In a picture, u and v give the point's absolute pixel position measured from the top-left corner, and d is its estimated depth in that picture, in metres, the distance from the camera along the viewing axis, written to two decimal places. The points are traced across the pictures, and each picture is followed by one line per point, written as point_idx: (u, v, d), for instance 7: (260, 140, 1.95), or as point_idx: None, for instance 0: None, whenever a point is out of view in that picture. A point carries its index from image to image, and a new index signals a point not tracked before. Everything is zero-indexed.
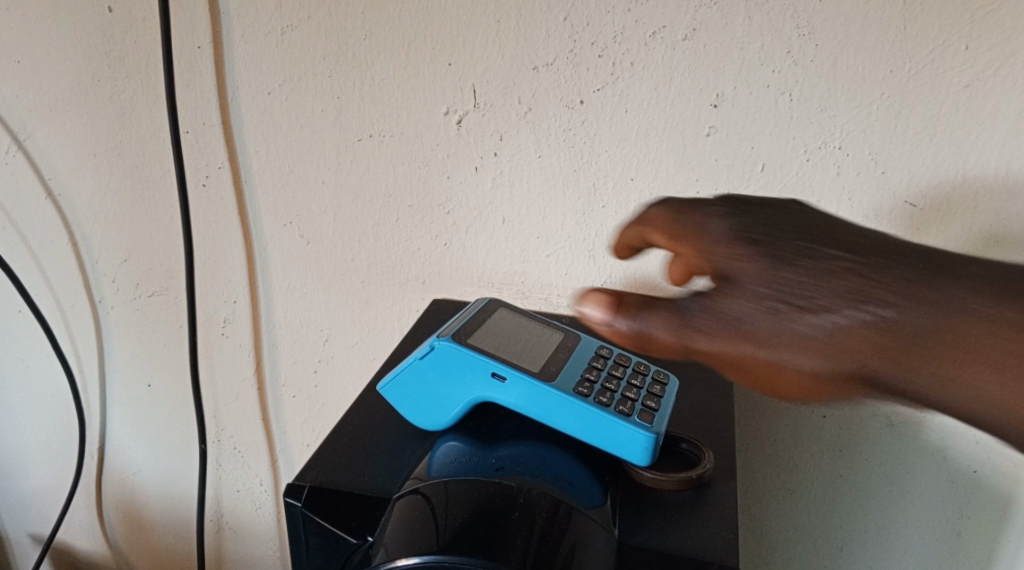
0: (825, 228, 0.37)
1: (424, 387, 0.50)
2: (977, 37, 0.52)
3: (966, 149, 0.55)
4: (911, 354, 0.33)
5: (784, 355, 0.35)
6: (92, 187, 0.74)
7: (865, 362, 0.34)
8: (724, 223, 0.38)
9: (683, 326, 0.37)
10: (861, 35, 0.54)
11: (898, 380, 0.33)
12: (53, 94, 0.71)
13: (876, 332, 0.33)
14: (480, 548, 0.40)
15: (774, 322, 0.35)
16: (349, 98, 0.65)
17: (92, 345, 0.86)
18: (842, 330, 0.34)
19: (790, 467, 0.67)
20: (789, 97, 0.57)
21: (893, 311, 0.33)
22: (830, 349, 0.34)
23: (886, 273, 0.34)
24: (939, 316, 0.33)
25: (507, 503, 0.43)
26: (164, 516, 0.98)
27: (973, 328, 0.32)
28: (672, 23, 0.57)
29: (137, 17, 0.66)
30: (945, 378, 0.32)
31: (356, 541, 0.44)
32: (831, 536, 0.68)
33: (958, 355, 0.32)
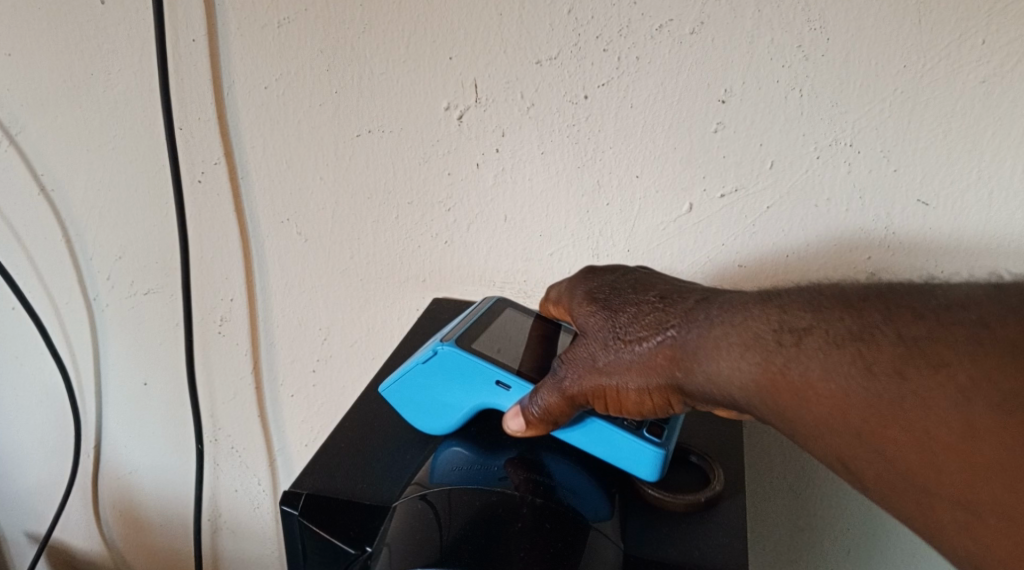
0: (651, 283, 0.50)
1: (426, 393, 0.49)
2: (995, 31, 0.51)
3: (982, 146, 0.54)
4: (698, 364, 0.43)
5: (618, 379, 0.45)
6: (86, 183, 0.73)
7: (671, 376, 0.44)
8: (586, 289, 0.51)
9: (545, 377, 0.47)
10: (875, 28, 0.52)
11: (697, 387, 0.44)
12: (44, 88, 0.69)
13: (674, 348, 0.44)
14: (481, 559, 0.39)
15: (609, 354, 0.46)
16: (348, 92, 0.63)
17: (87, 342, 0.84)
18: (653, 352, 0.45)
19: (799, 492, 0.66)
20: (800, 93, 0.55)
21: (680, 332, 0.44)
22: (647, 368, 0.45)
23: (674, 309, 0.46)
24: (707, 329, 0.44)
25: (510, 513, 0.42)
26: (162, 513, 0.98)
27: (723, 335, 0.43)
28: (679, 16, 0.55)
29: (130, 9, 0.64)
30: (716, 377, 0.43)
31: (354, 551, 0.43)
32: (843, 564, 0.68)
33: (712, 357, 0.43)
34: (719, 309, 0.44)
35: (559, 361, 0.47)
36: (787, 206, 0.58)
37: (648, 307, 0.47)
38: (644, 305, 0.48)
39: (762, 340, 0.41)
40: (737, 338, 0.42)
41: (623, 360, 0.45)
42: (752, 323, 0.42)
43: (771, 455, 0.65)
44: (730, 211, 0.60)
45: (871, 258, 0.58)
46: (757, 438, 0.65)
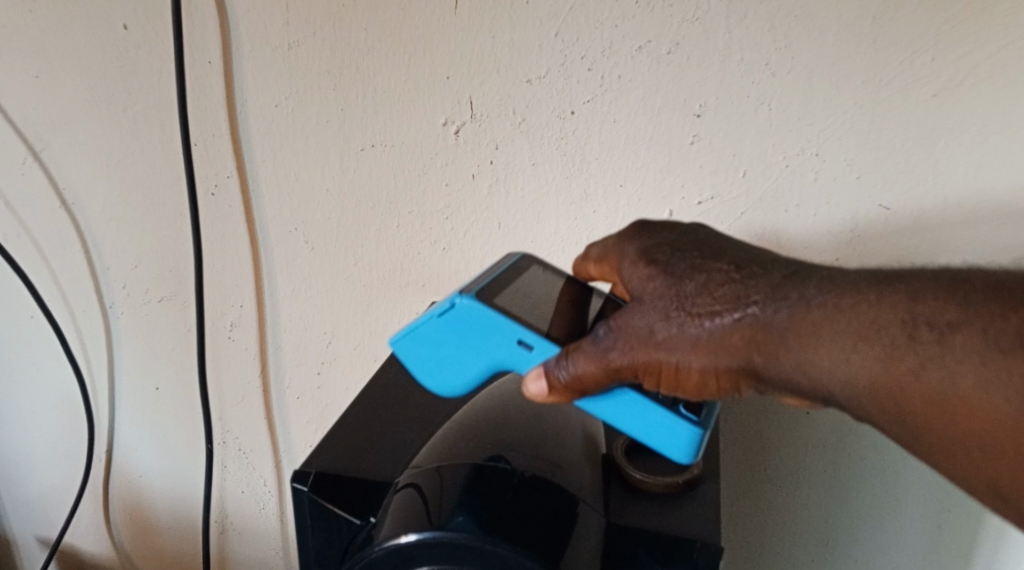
0: (714, 245, 0.49)
1: (442, 348, 0.48)
2: (943, 50, 0.56)
3: (936, 155, 0.58)
4: (779, 348, 0.44)
5: (679, 356, 0.45)
6: (105, 196, 0.77)
7: (746, 357, 0.44)
8: (643, 250, 0.50)
9: (587, 340, 0.46)
10: (835, 47, 0.57)
11: (771, 371, 0.44)
12: (67, 107, 0.73)
13: (753, 329, 0.44)
14: (477, 524, 0.42)
15: (671, 328, 0.45)
16: (353, 109, 0.68)
17: (102, 348, 0.88)
18: (727, 331, 0.44)
19: (776, 481, 0.72)
20: (768, 107, 0.60)
21: (763, 312, 0.44)
22: (717, 347, 0.45)
23: (754, 284, 0.45)
24: (795, 313, 0.44)
25: (502, 484, 0.44)
26: (171, 515, 1.02)
27: (827, 322, 0.43)
28: (657, 38, 0.60)
29: (150, 33, 0.68)
30: (808, 363, 0.43)
31: (359, 522, 0.46)
32: (818, 544, 0.74)
33: (810, 342, 0.43)
34: (814, 291, 0.44)
35: (613, 326, 0.46)
36: (760, 211, 0.63)
37: (719, 277, 0.46)
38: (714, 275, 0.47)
39: (884, 332, 0.42)
40: (843, 327, 0.43)
41: (687, 333, 0.45)
42: (868, 308, 0.43)
43: (749, 447, 0.71)
44: (707, 216, 0.64)
45: (837, 260, 0.63)
46: (737, 432, 0.70)
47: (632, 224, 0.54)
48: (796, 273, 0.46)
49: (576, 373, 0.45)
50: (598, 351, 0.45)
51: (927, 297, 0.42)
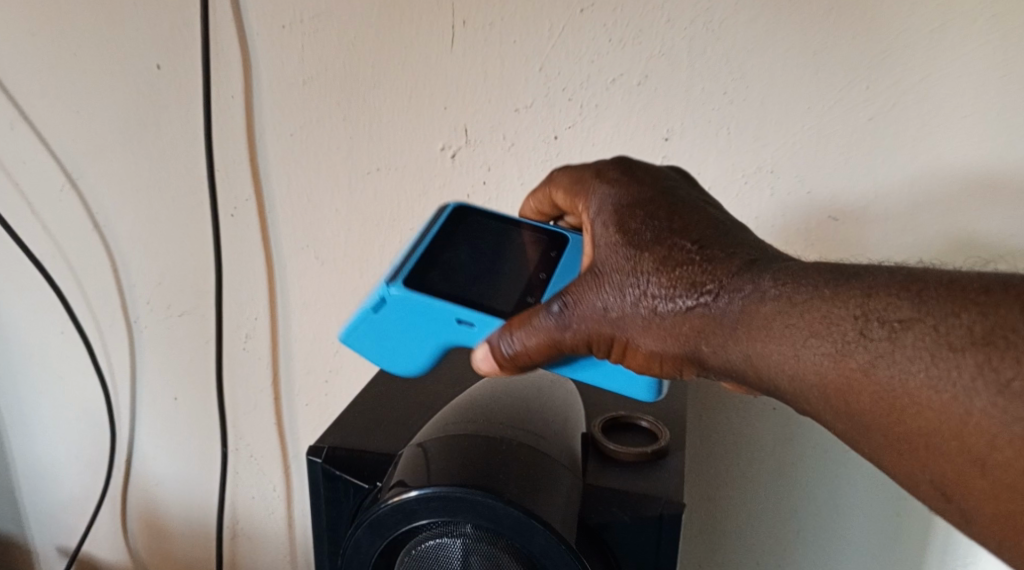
0: (690, 218, 0.50)
1: (387, 336, 0.52)
2: (877, 79, 0.64)
3: (876, 171, 0.66)
4: (724, 341, 0.45)
5: (630, 335, 0.48)
6: (134, 218, 0.85)
7: (691, 343, 0.46)
8: (617, 216, 0.51)
9: (546, 312, 0.48)
10: (784, 77, 0.65)
11: (713, 361, 0.46)
12: (103, 139, 0.81)
13: (703, 320, 0.46)
14: (470, 480, 0.45)
15: (626, 310, 0.47)
16: (360, 136, 0.76)
17: (126, 360, 0.95)
18: (677, 316, 0.46)
19: (750, 472, 0.80)
20: (727, 130, 0.68)
21: (716, 302, 0.45)
22: (667, 333, 0.47)
23: (713, 268, 0.46)
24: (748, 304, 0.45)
25: (492, 448, 0.48)
26: (184, 522, 1.08)
27: (777, 316, 0.43)
28: (629, 71, 0.68)
29: (180, 72, 0.76)
30: (758, 358, 0.44)
31: (367, 486, 0.52)
32: (792, 531, 0.82)
33: (758, 335, 0.44)
34: (777, 282, 0.44)
35: (564, 303, 0.48)
36: None
37: (683, 260, 0.47)
38: (679, 256, 0.47)
39: (835, 329, 0.41)
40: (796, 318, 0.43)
41: (637, 315, 0.47)
42: (825, 306, 0.42)
43: (723, 439, 0.80)
44: None
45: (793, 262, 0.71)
46: (712, 427, 0.79)
47: (618, 172, 0.55)
48: (763, 262, 0.46)
49: (526, 346, 0.48)
50: (549, 327, 0.48)
51: (882, 291, 0.41)
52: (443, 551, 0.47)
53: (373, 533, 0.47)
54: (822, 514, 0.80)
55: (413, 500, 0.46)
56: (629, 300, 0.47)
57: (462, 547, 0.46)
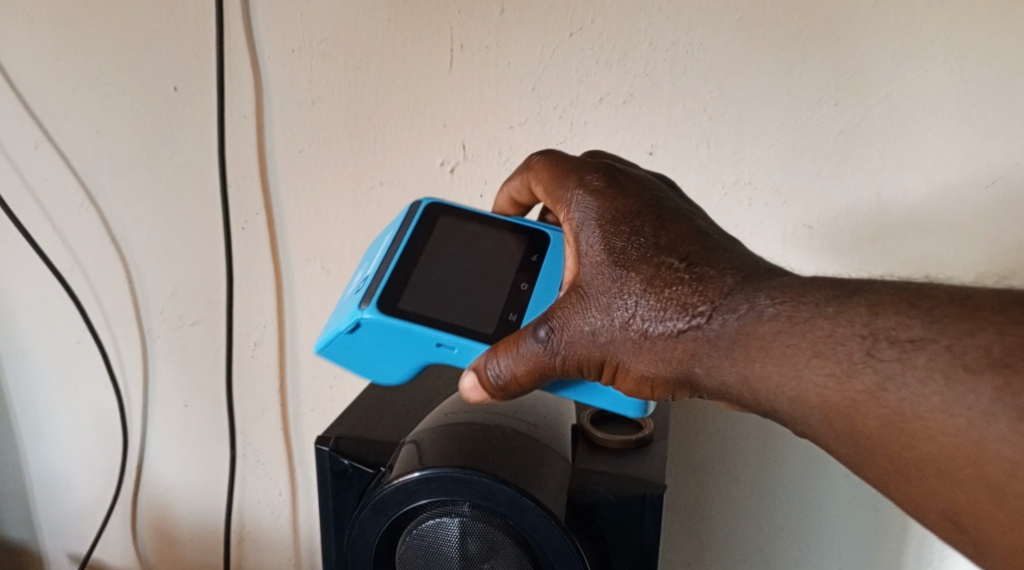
0: (678, 230, 0.52)
1: (366, 355, 0.55)
2: (844, 96, 0.69)
3: (846, 181, 0.71)
4: (712, 364, 0.49)
5: (623, 359, 0.51)
6: (150, 232, 0.89)
7: (682, 365, 0.50)
8: (601, 232, 0.52)
9: (536, 339, 0.51)
10: (759, 95, 0.70)
11: (704, 380, 0.50)
12: (121, 157, 0.86)
13: (694, 344, 0.49)
14: (468, 462, 0.50)
15: (618, 336, 0.50)
16: (364, 153, 0.81)
17: (139, 369, 0.99)
18: (667, 341, 0.49)
19: (736, 471, 0.84)
20: (707, 145, 0.73)
21: (705, 327, 0.48)
22: (659, 357, 0.50)
23: (701, 291, 0.49)
24: (743, 327, 0.47)
25: (488, 434, 0.53)
26: (192, 527, 1.11)
27: (778, 336, 0.46)
28: (615, 90, 0.73)
29: (196, 94, 0.81)
30: (761, 378, 0.47)
31: (372, 471, 0.56)
32: (777, 528, 0.86)
33: (752, 356, 0.47)
34: (773, 308, 0.47)
35: (551, 327, 0.51)
36: None
37: (672, 284, 0.49)
38: (667, 278, 0.49)
39: (841, 349, 0.44)
40: (795, 344, 0.46)
41: (624, 338, 0.50)
42: (834, 329, 0.45)
43: (710, 440, 0.84)
44: None
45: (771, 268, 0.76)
46: (700, 427, 0.83)
47: (603, 174, 0.55)
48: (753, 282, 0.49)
49: (514, 367, 0.51)
50: (537, 349, 0.51)
51: (890, 310, 0.44)
52: (442, 529, 0.51)
53: (376, 512, 0.51)
54: (796, 505, 0.84)
55: (415, 481, 0.50)
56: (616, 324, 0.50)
57: (459, 525, 0.50)
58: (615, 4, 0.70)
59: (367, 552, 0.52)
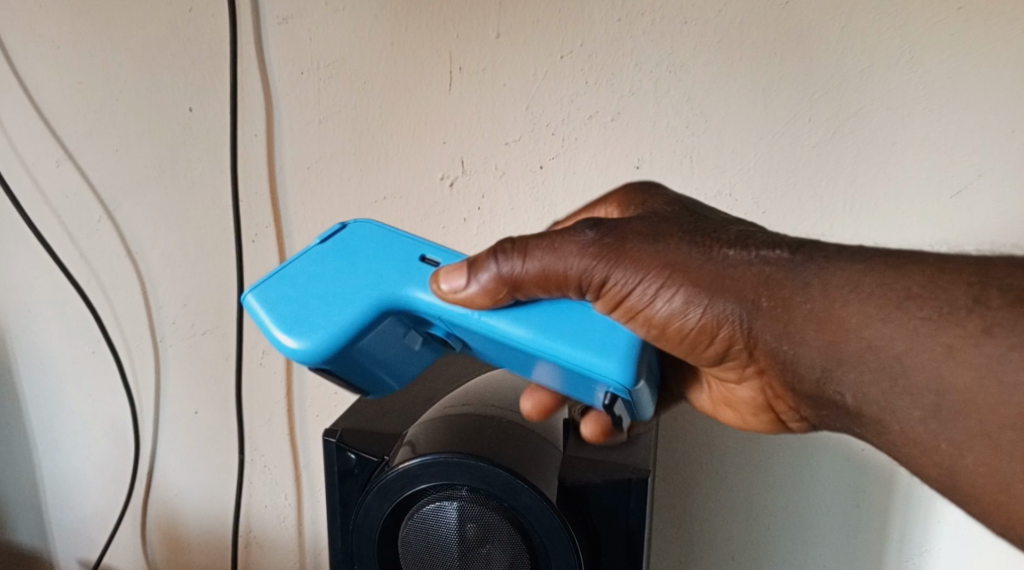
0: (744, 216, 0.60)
1: (325, 275, 0.57)
2: (816, 112, 0.74)
3: (820, 192, 0.76)
4: (786, 292, 0.53)
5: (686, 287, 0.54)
6: (164, 244, 0.94)
7: (750, 295, 0.54)
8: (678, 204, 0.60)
9: (601, 250, 0.54)
10: (737, 113, 0.75)
11: (766, 311, 0.54)
12: (138, 174, 0.91)
13: (769, 274, 0.54)
14: (466, 448, 0.55)
15: (693, 263, 0.54)
16: (369, 169, 0.85)
17: (151, 378, 1.03)
18: (740, 272, 0.54)
19: (723, 471, 0.88)
20: (689, 159, 0.78)
21: (784, 262, 0.54)
22: (728, 287, 0.54)
23: (781, 243, 0.55)
24: (820, 267, 0.53)
25: (485, 425, 0.58)
26: (199, 534, 1.13)
27: (857, 274, 0.52)
28: (603, 108, 0.78)
29: (210, 113, 0.86)
30: (836, 306, 0.52)
31: (376, 459, 0.60)
32: (764, 527, 0.90)
33: (825, 295, 0.52)
34: (847, 256, 0.53)
35: (603, 238, 0.54)
36: None
37: (739, 236, 0.56)
38: (731, 233, 0.56)
39: (937, 294, 0.50)
40: (862, 285, 0.52)
41: (683, 268, 0.54)
42: (935, 283, 0.50)
43: (697, 441, 0.88)
44: None
45: None
46: (688, 428, 0.87)
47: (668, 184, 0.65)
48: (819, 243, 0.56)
49: (545, 265, 0.54)
50: (582, 255, 0.54)
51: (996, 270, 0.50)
52: (441, 514, 0.55)
53: (381, 497, 0.56)
54: (778, 499, 0.88)
55: (417, 467, 0.54)
56: (679, 256, 0.54)
57: (457, 510, 0.55)
58: (602, 28, 0.75)
59: (373, 535, 0.57)
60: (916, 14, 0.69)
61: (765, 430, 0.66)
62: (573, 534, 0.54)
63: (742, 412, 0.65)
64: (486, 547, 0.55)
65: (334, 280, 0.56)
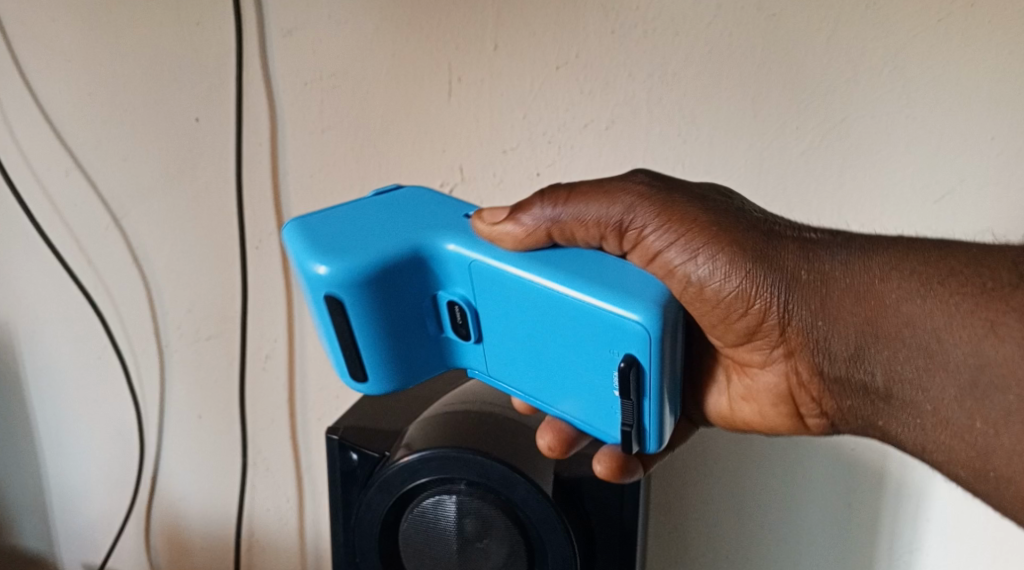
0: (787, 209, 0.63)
1: (362, 217, 0.56)
2: (804, 120, 0.76)
3: (808, 198, 0.79)
4: (824, 264, 0.56)
5: (727, 255, 0.56)
6: (170, 251, 0.96)
7: (790, 264, 0.56)
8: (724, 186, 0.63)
9: (647, 210, 0.57)
10: (727, 121, 0.78)
11: (804, 282, 0.56)
12: (145, 183, 0.93)
13: (810, 249, 0.56)
14: (466, 444, 0.57)
15: (736, 230, 0.57)
16: (370, 177, 0.88)
17: (156, 382, 1.05)
18: (781, 244, 0.56)
19: (718, 471, 0.90)
20: (681, 167, 0.80)
21: (824, 241, 0.57)
22: (768, 258, 0.56)
23: (823, 227, 0.58)
24: (863, 246, 0.56)
25: (483, 423, 0.60)
26: (203, 537, 1.14)
27: (897, 252, 0.55)
28: (598, 117, 0.80)
29: (216, 123, 0.89)
30: (876, 280, 0.54)
31: (376, 454, 0.61)
32: (758, 526, 0.91)
33: (867, 272, 0.55)
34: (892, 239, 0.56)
35: (650, 192, 0.58)
36: None
37: (785, 218, 0.59)
38: (775, 216, 0.59)
39: (972, 275, 0.52)
40: (907, 265, 0.54)
41: (728, 233, 0.57)
42: (974, 263, 0.52)
43: (692, 442, 0.90)
44: None
45: None
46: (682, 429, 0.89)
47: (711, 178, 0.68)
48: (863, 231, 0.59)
49: (592, 208, 0.56)
50: (630, 209, 0.57)
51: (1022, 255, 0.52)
52: (441, 507, 0.57)
53: (383, 491, 0.58)
54: (769, 501, 0.90)
55: (418, 461, 0.56)
56: (725, 222, 0.57)
57: (456, 504, 0.57)
58: (596, 40, 0.78)
59: (375, 529, 0.59)
60: (898, 26, 0.72)
61: (782, 427, 0.66)
62: (567, 526, 0.56)
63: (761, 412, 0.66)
64: (484, 540, 0.57)
65: (389, 218, 0.56)
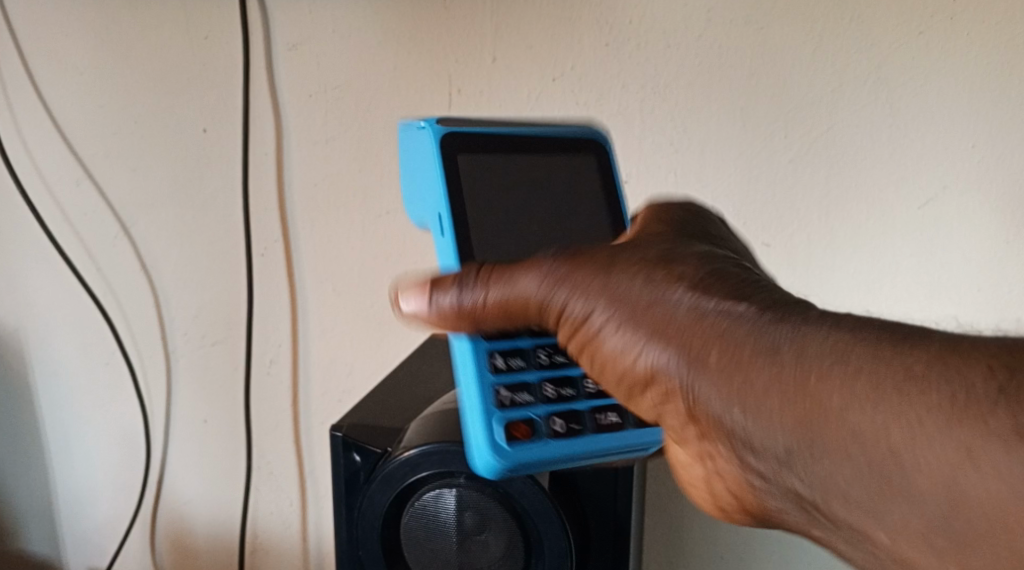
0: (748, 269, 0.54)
1: (418, 161, 0.63)
2: (792, 129, 0.79)
3: (800, 205, 0.81)
4: (740, 346, 0.48)
5: (633, 321, 0.51)
6: (177, 258, 0.99)
7: (705, 341, 0.49)
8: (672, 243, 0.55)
9: (549, 276, 0.53)
10: (717, 129, 0.81)
11: (718, 366, 0.49)
12: (154, 192, 0.96)
13: (723, 323, 0.49)
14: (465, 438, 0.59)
15: (642, 297, 0.51)
16: (373, 185, 0.91)
17: (162, 388, 1.07)
18: (693, 315, 0.50)
19: None
20: (675, 174, 0.83)
21: (746, 314, 0.49)
22: (679, 331, 0.50)
23: (758, 297, 0.50)
24: (796, 328, 0.48)
25: None
26: (207, 543, 1.15)
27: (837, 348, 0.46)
28: (592, 127, 0.83)
29: (223, 134, 0.92)
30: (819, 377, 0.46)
31: (378, 450, 0.63)
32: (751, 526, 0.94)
33: (803, 366, 0.46)
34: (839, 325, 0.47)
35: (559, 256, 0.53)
36: None
37: (715, 281, 0.52)
38: (711, 278, 0.52)
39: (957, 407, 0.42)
40: (854, 363, 0.45)
41: (635, 305, 0.51)
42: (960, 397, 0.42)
43: None
44: None
45: None
46: None
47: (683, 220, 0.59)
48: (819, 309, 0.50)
49: (500, 279, 0.53)
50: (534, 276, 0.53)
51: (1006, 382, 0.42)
52: (441, 500, 0.59)
53: (384, 485, 0.60)
54: None
55: (417, 456, 0.59)
56: (633, 293, 0.52)
57: (457, 497, 0.59)
58: (591, 53, 0.81)
59: (377, 521, 0.61)
60: (880, 39, 0.75)
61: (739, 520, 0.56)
62: (564, 519, 0.59)
63: (707, 496, 0.56)
64: (484, 532, 0.59)
65: (423, 183, 0.62)
